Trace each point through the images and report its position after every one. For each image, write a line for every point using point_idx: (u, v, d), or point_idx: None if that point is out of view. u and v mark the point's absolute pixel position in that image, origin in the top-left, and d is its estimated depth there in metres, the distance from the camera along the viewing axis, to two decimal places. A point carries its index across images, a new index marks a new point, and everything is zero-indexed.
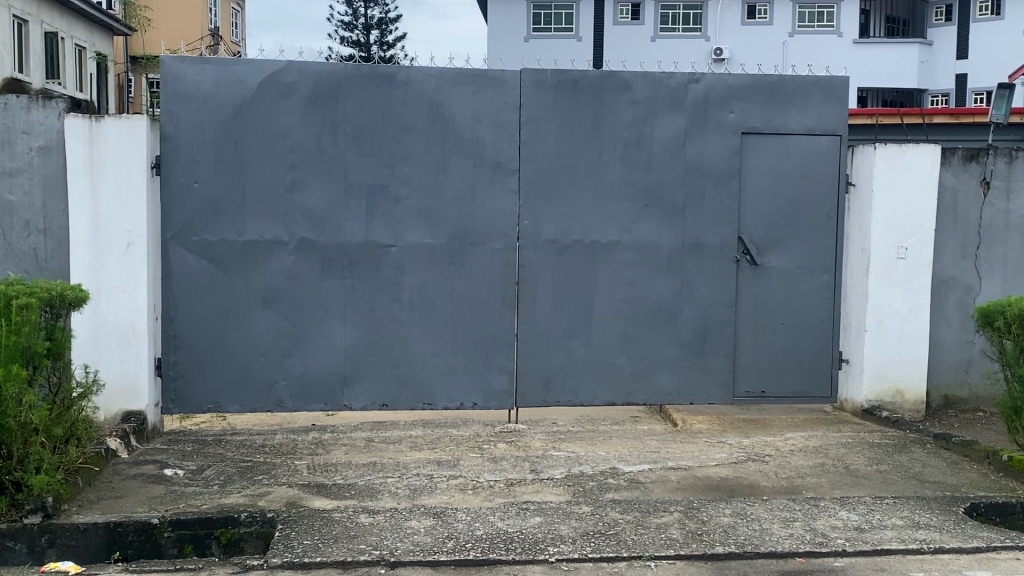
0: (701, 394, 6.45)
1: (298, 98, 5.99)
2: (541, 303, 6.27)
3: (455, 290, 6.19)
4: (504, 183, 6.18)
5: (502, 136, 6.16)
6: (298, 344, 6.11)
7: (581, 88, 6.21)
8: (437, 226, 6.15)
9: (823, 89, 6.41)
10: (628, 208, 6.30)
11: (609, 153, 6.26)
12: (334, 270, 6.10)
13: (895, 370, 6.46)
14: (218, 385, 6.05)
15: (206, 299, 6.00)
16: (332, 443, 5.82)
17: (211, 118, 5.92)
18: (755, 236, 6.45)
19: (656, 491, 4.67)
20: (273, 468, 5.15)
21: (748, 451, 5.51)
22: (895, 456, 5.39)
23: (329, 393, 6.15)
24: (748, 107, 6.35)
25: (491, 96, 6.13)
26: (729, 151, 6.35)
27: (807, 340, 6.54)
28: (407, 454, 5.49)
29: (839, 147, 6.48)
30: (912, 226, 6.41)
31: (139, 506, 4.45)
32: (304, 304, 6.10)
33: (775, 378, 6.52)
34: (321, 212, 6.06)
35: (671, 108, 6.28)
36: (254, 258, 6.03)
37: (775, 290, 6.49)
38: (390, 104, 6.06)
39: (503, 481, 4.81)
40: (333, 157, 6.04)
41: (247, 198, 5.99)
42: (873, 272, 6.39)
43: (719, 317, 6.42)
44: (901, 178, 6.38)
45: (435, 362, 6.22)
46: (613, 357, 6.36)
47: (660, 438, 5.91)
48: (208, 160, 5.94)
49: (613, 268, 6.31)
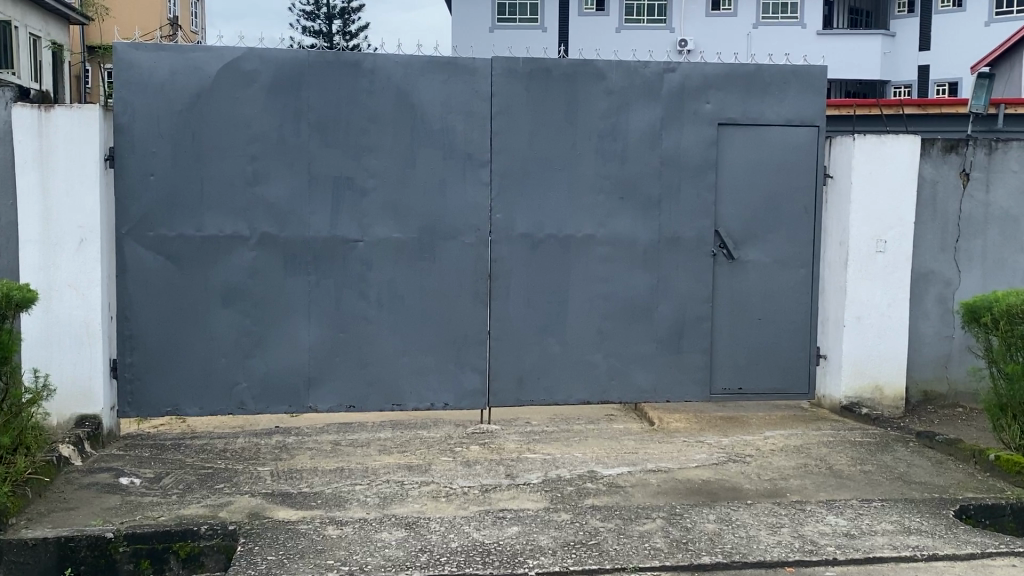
0: (678, 392, 6.29)
1: (259, 87, 5.74)
2: (513, 299, 6.07)
3: (424, 287, 5.97)
4: (475, 176, 5.97)
5: (472, 126, 5.94)
6: (261, 343, 5.86)
7: (554, 77, 6.01)
8: (405, 220, 5.93)
9: (801, 78, 6.26)
10: (602, 201, 6.11)
11: (583, 144, 6.06)
12: (298, 266, 5.86)
13: (874, 366, 6.33)
14: (177, 387, 5.80)
15: (163, 297, 5.75)
16: (297, 448, 5.60)
17: (167, 107, 5.65)
18: (732, 230, 6.29)
19: (637, 496, 4.49)
20: (234, 476, 4.91)
21: (728, 451, 5.34)
22: (878, 456, 5.25)
23: (293, 395, 5.92)
24: (724, 96, 6.18)
25: (461, 85, 5.91)
26: (706, 142, 6.18)
27: (785, 336, 6.40)
28: (376, 459, 5.27)
29: (817, 138, 6.33)
30: (892, 219, 6.28)
31: (92, 519, 4.20)
32: (267, 302, 5.85)
33: (753, 375, 6.38)
34: (284, 206, 5.82)
35: (646, 98, 6.10)
36: (214, 254, 5.77)
37: (752, 285, 6.33)
38: (355, 94, 5.83)
39: (477, 488, 4.60)
40: (296, 148, 5.80)
41: (206, 191, 5.73)
42: (853, 266, 6.25)
43: (696, 312, 6.25)
44: (881, 170, 6.24)
45: (404, 361, 6.00)
46: (589, 355, 6.18)
47: (637, 439, 5.74)
48: (164, 152, 5.67)
49: (587, 263, 6.12)
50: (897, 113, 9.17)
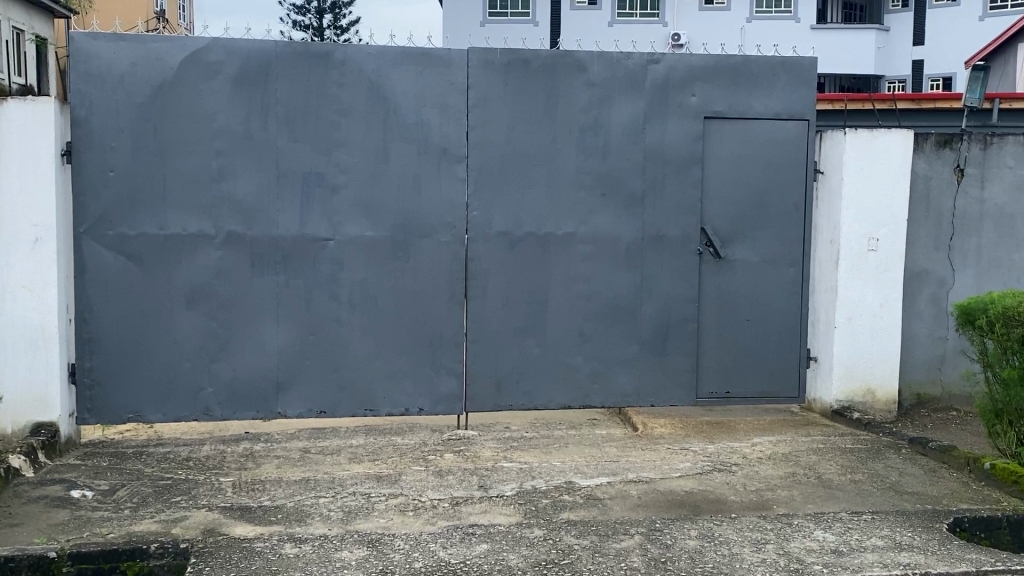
0: (663, 395, 6.07)
1: (224, 79, 5.50)
2: (491, 301, 5.83)
3: (398, 287, 5.73)
4: (451, 171, 5.73)
5: (447, 120, 5.70)
6: (227, 346, 5.63)
7: (533, 69, 5.77)
8: (377, 217, 5.69)
9: (790, 70, 6.02)
10: (584, 197, 5.87)
11: (563, 139, 5.82)
12: (266, 266, 5.62)
13: (866, 369, 6.10)
14: (140, 392, 5.57)
15: (124, 298, 5.51)
16: (264, 455, 5.36)
17: (127, 101, 5.41)
18: (719, 228, 6.06)
19: (615, 509, 4.26)
20: (193, 488, 4.67)
21: (713, 459, 5.11)
22: (869, 464, 5.02)
23: (262, 400, 5.68)
24: (711, 89, 5.94)
25: (436, 77, 5.67)
26: (691, 136, 5.94)
27: (774, 337, 6.17)
28: (345, 468, 5.03)
29: (807, 133, 6.10)
30: (884, 217, 6.05)
31: (36, 537, 3.96)
32: (233, 304, 5.61)
33: (741, 378, 6.15)
34: (251, 203, 5.57)
35: (628, 91, 5.87)
36: (177, 253, 5.53)
37: (740, 285, 6.11)
38: (325, 86, 5.58)
39: (448, 501, 4.37)
40: (263, 143, 5.56)
41: (169, 188, 5.49)
42: (844, 265, 6.02)
43: (681, 313, 6.02)
44: (873, 165, 6.01)
45: (377, 365, 5.76)
46: (570, 358, 5.94)
47: (619, 445, 5.51)
48: (124, 147, 5.43)
49: (568, 262, 5.89)
50: (891, 108, 8.94)
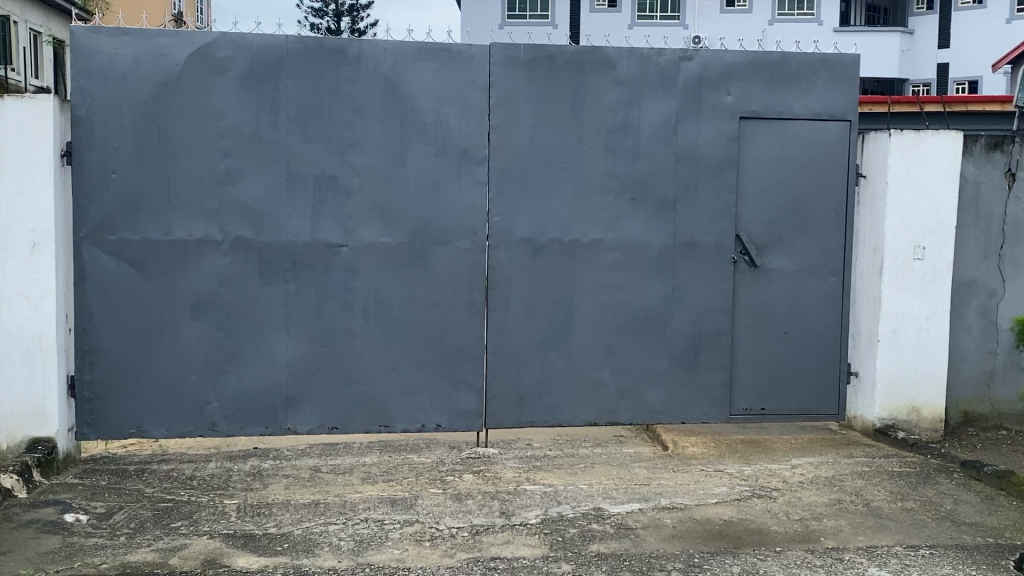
0: (694, 412, 5.73)
1: (233, 76, 5.20)
2: (513, 311, 5.51)
3: (414, 297, 5.42)
4: (471, 174, 5.41)
5: (468, 120, 5.39)
6: (234, 359, 5.33)
7: (558, 66, 5.44)
8: (393, 223, 5.37)
9: (831, 67, 5.68)
10: (612, 202, 5.54)
11: (591, 140, 5.50)
12: (275, 274, 5.31)
13: (911, 385, 5.75)
14: (143, 406, 5.28)
15: (126, 307, 5.21)
16: (271, 475, 5.05)
17: (130, 98, 5.12)
18: (754, 235, 5.71)
19: (649, 541, 3.93)
20: (195, 512, 4.37)
21: (751, 483, 4.76)
22: (920, 490, 4.66)
23: (271, 415, 5.38)
24: (747, 88, 5.60)
25: (456, 74, 5.36)
26: (725, 138, 5.61)
27: (812, 351, 5.82)
28: (357, 490, 4.72)
29: (848, 134, 5.75)
30: (931, 223, 5.70)
31: (23, 567, 3.66)
32: (241, 313, 5.31)
33: (777, 394, 5.81)
34: (260, 207, 5.27)
35: (659, 90, 5.54)
36: (182, 260, 5.24)
37: (777, 295, 5.76)
38: (339, 83, 5.28)
39: (467, 530, 4.04)
40: (273, 144, 5.26)
41: (174, 191, 5.20)
42: (888, 274, 5.67)
43: (714, 325, 5.68)
44: (919, 169, 5.66)
45: (391, 378, 5.45)
46: (596, 372, 5.61)
47: (649, 466, 5.17)
48: (126, 147, 5.14)
49: (595, 271, 5.56)
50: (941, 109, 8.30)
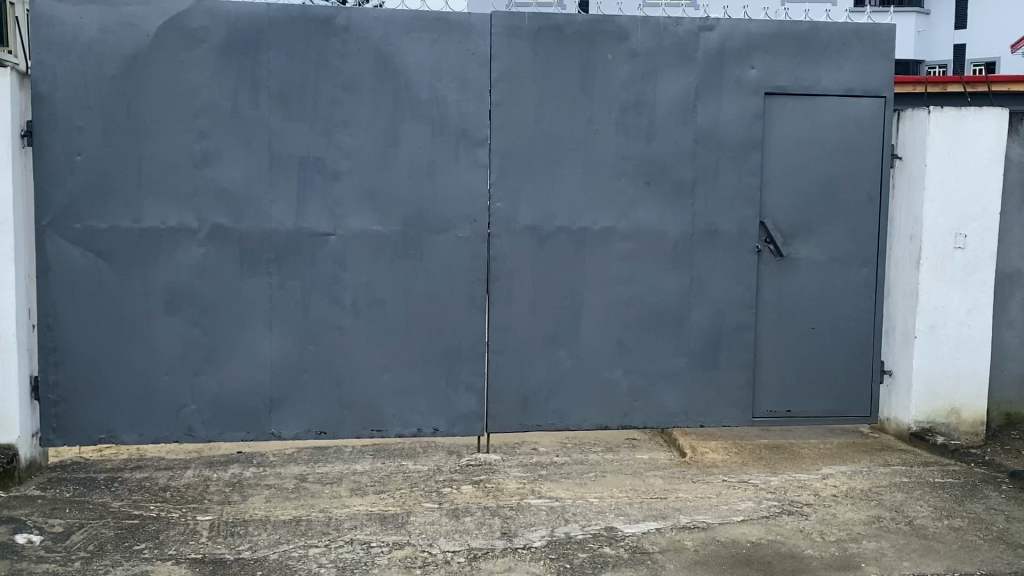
0: (713, 414, 5.28)
1: (209, 48, 4.74)
2: (517, 306, 5.05)
3: (409, 290, 4.97)
4: (471, 156, 4.95)
5: (467, 97, 4.92)
6: (212, 357, 4.89)
7: (567, 37, 4.97)
8: (386, 209, 4.92)
9: (863, 38, 5.20)
10: (624, 186, 5.08)
11: (601, 119, 5.03)
12: (256, 265, 4.86)
13: (950, 385, 5.28)
14: (113, 409, 4.85)
15: (94, 302, 4.78)
16: (252, 486, 4.61)
17: (97, 74, 4.68)
18: (780, 222, 5.25)
19: (669, 569, 3.49)
20: (162, 532, 3.95)
21: (779, 497, 4.31)
22: (967, 506, 4.20)
23: (253, 418, 4.95)
24: (772, 61, 5.12)
25: (453, 46, 4.89)
26: (749, 116, 5.13)
27: (842, 348, 5.37)
28: (344, 503, 4.28)
29: (882, 112, 5.27)
30: (973, 209, 5.22)
31: None
32: (220, 308, 4.87)
33: (804, 394, 5.35)
34: (239, 192, 4.82)
35: (677, 63, 5.06)
36: (155, 250, 4.79)
37: (804, 287, 5.30)
38: (326, 56, 4.82)
39: (463, 555, 3.60)
40: (254, 123, 4.81)
41: (145, 174, 4.75)
42: (925, 264, 5.19)
43: (736, 321, 5.22)
44: (960, 149, 5.18)
45: (385, 379, 5.01)
46: (607, 371, 5.16)
47: (665, 476, 4.72)
48: (93, 126, 4.70)
49: (606, 261, 5.09)
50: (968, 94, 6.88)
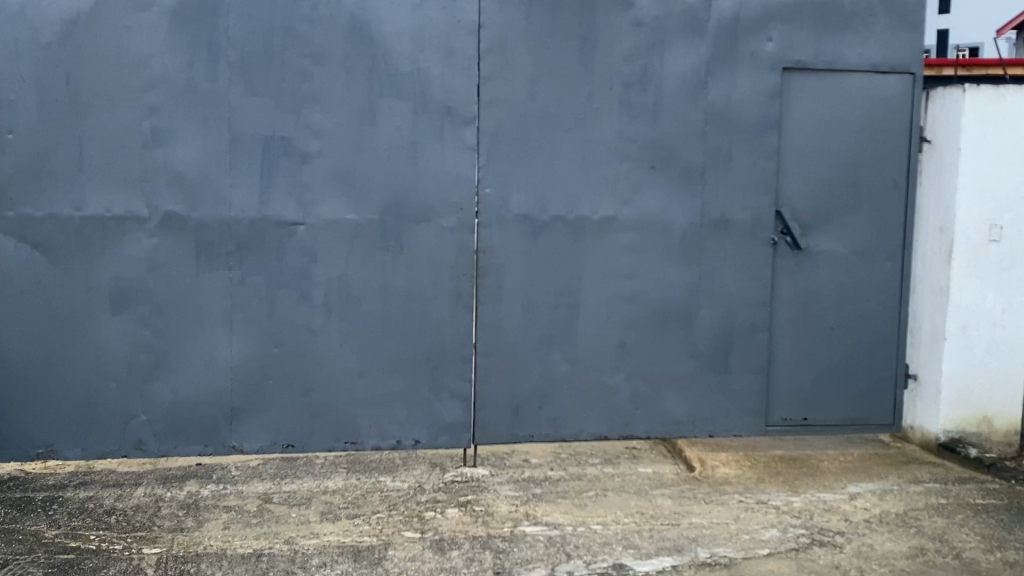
0: (723, 423, 4.79)
1: (160, 12, 4.18)
2: (508, 305, 4.53)
3: (386, 287, 4.43)
4: (457, 136, 4.41)
5: (452, 70, 4.38)
6: (165, 363, 4.34)
7: (565, 4, 4.42)
8: (361, 196, 4.37)
9: (892, 8, 4.69)
10: (628, 171, 4.56)
11: (602, 96, 4.50)
12: (215, 259, 4.31)
13: (982, 391, 4.78)
14: (54, 419, 4.32)
15: (30, 300, 4.24)
16: (209, 509, 4.05)
17: (32, 40, 4.13)
18: (798, 210, 4.75)
19: None
20: (99, 572, 3.41)
21: (807, 523, 3.81)
22: (1018, 534, 3.73)
23: (211, 430, 4.42)
24: (792, 33, 4.61)
25: (437, 12, 4.34)
26: (765, 94, 4.61)
27: (864, 350, 4.88)
28: (313, 532, 3.75)
29: (911, 90, 4.78)
30: (1012, 197, 4.70)
31: None
32: (174, 307, 4.32)
33: (822, 401, 4.88)
34: (194, 176, 4.27)
35: (687, 34, 4.54)
36: (99, 241, 4.24)
37: (824, 283, 4.80)
38: (293, 22, 4.26)
39: None
40: (211, 98, 4.25)
41: (87, 155, 4.20)
42: (957, 258, 4.68)
43: (749, 320, 4.72)
44: (1000, 131, 4.64)
45: (360, 386, 4.48)
46: (607, 376, 4.65)
47: (674, 495, 4.22)
48: (28, 100, 4.15)
49: (607, 255, 4.58)
50: None
